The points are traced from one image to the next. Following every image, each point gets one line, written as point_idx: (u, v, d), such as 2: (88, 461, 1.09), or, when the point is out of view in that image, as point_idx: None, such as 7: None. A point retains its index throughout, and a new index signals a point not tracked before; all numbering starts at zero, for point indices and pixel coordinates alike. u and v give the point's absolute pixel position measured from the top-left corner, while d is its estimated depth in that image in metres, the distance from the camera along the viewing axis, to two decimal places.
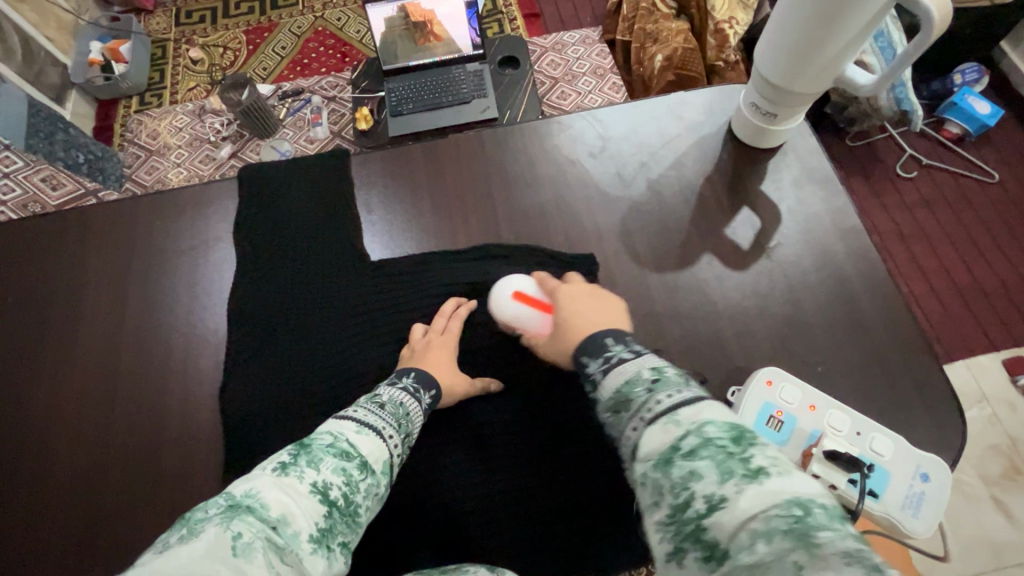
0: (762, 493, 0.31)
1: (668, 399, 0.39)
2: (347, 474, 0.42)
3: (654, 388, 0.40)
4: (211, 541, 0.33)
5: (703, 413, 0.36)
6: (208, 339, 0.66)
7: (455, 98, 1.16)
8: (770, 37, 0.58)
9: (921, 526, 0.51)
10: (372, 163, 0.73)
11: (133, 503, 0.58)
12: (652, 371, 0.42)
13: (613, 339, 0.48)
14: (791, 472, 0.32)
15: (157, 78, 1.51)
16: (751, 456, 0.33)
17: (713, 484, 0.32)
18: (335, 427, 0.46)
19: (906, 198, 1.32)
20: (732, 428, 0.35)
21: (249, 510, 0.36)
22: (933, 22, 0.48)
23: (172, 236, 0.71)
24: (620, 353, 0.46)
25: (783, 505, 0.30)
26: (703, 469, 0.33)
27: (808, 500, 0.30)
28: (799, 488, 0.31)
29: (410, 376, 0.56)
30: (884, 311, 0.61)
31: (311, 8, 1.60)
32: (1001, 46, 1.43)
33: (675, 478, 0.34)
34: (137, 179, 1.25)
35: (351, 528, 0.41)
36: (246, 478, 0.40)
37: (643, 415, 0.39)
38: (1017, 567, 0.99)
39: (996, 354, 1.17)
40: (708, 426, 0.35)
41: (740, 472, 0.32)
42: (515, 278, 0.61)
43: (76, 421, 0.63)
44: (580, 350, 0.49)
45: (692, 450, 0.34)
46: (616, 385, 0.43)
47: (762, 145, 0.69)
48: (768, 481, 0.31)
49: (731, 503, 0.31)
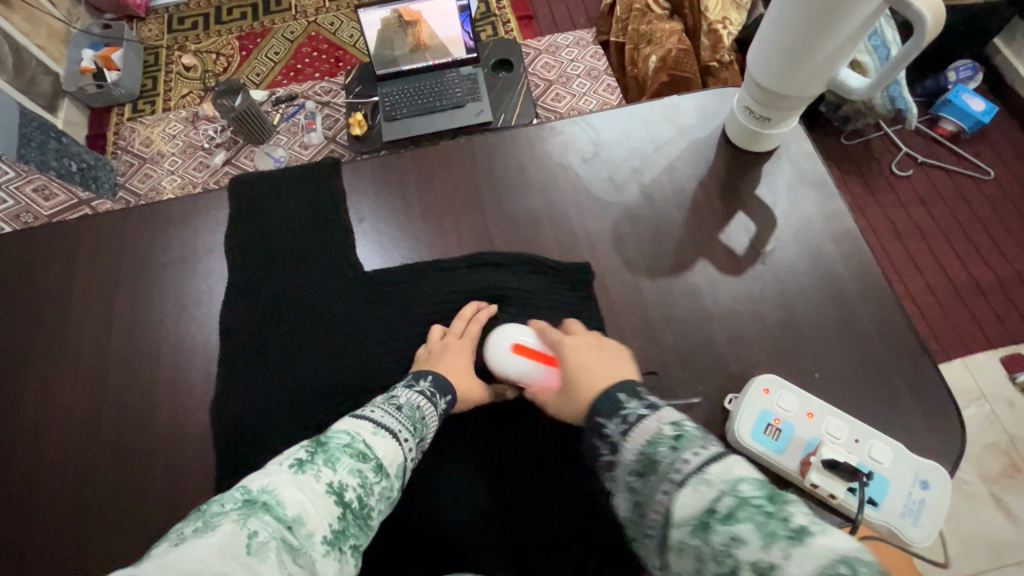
0: (812, 556, 0.30)
1: (695, 457, 0.38)
2: (363, 476, 0.42)
3: (678, 447, 0.40)
4: (227, 536, 0.33)
5: (733, 471, 0.36)
6: (199, 352, 0.65)
7: (449, 102, 1.15)
8: (763, 40, 0.58)
9: (921, 534, 0.51)
10: (363, 170, 0.73)
11: (123, 518, 0.58)
12: (671, 427, 0.42)
13: (624, 394, 0.48)
14: (832, 528, 0.32)
15: (149, 85, 1.50)
16: (792, 516, 0.32)
17: (759, 549, 0.31)
18: (351, 427, 0.46)
19: (902, 197, 1.32)
20: (767, 487, 0.35)
21: (265, 508, 0.36)
22: (925, 23, 0.47)
23: (162, 247, 0.70)
24: (636, 411, 0.45)
25: (834, 567, 0.29)
26: (744, 534, 0.32)
27: (854, 557, 0.30)
28: (841, 545, 0.30)
29: (427, 379, 0.54)
30: (879, 314, 0.60)
31: (304, 13, 1.60)
32: (994, 43, 1.43)
33: (716, 545, 0.33)
34: (131, 188, 1.25)
35: (362, 530, 0.41)
36: (262, 473, 0.40)
37: (671, 478, 0.38)
38: (1017, 566, 0.99)
39: (994, 352, 1.17)
40: (741, 484, 0.35)
41: (783, 534, 0.31)
42: (515, 329, 0.58)
43: (67, 437, 0.62)
44: (594, 410, 0.48)
45: (728, 514, 0.33)
46: (637, 445, 0.42)
47: (754, 149, 0.69)
48: (813, 541, 0.31)
49: (781, 570, 0.30)
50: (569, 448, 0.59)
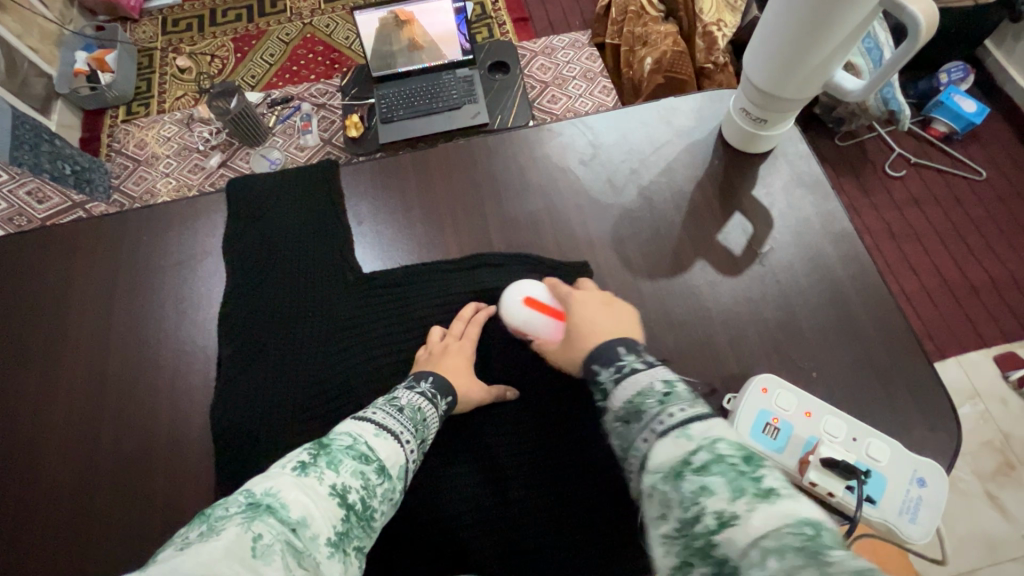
0: (775, 513, 0.30)
1: (679, 412, 0.39)
2: (365, 478, 0.42)
3: (666, 401, 0.40)
4: (232, 540, 0.33)
5: (715, 429, 0.37)
6: (198, 355, 0.65)
7: (446, 103, 1.15)
8: (759, 42, 0.58)
9: (918, 532, 0.51)
10: (362, 172, 0.73)
11: (123, 523, 0.57)
12: (663, 384, 0.43)
13: (623, 347, 0.49)
14: (803, 495, 0.32)
15: (144, 87, 1.49)
16: (764, 476, 0.33)
17: (724, 501, 0.32)
18: (353, 429, 0.46)
19: (896, 197, 1.33)
20: (746, 449, 0.35)
21: (269, 511, 0.36)
22: (918, 28, 0.48)
23: (160, 250, 0.70)
24: (632, 363, 0.47)
25: (795, 527, 0.29)
26: (715, 486, 0.33)
27: (818, 523, 0.30)
28: (808, 510, 0.31)
29: (427, 381, 0.55)
30: (876, 314, 0.61)
31: (299, 15, 1.60)
32: (985, 45, 1.44)
33: (684, 492, 0.34)
34: (125, 190, 1.24)
35: (365, 532, 0.41)
36: (265, 476, 0.39)
37: (654, 428, 0.39)
38: (1012, 562, 1.00)
39: (987, 351, 1.18)
40: (719, 442, 0.36)
41: (752, 491, 0.32)
42: (528, 284, 0.60)
43: (65, 440, 0.62)
44: (591, 357, 0.50)
45: (703, 466, 0.34)
46: (627, 395, 0.43)
47: (751, 150, 0.69)
48: (780, 502, 0.31)
49: (743, 521, 0.31)
50: (570, 448, 0.59)
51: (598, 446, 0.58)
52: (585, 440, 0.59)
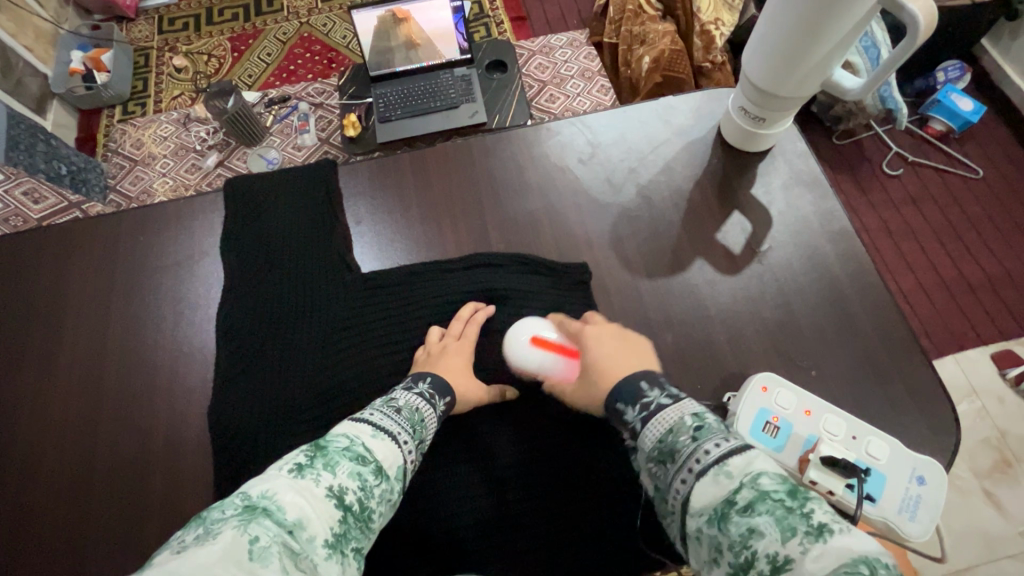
0: (829, 553, 0.30)
1: (716, 448, 0.39)
2: (362, 479, 0.42)
3: (700, 437, 0.41)
4: (228, 543, 0.33)
5: (755, 464, 0.37)
6: (196, 355, 0.65)
7: (444, 103, 1.15)
8: (757, 41, 0.58)
9: (918, 529, 0.51)
10: (360, 172, 0.73)
11: (121, 524, 0.57)
12: (694, 418, 0.43)
13: (647, 382, 0.48)
14: (855, 528, 0.32)
15: (140, 87, 1.49)
16: (812, 512, 0.32)
17: (776, 542, 0.32)
18: (350, 430, 0.45)
19: (893, 195, 1.34)
20: (789, 481, 0.35)
21: (265, 513, 0.36)
22: (917, 26, 0.48)
23: (156, 250, 0.70)
24: (658, 399, 0.46)
25: (851, 566, 0.29)
26: (763, 526, 0.33)
27: (875, 559, 0.29)
28: (863, 546, 0.30)
29: (425, 381, 0.55)
30: (874, 312, 0.61)
31: (296, 14, 1.59)
32: (982, 44, 1.45)
33: (733, 536, 0.34)
34: (121, 191, 1.24)
35: (363, 533, 0.41)
36: (262, 478, 0.39)
37: (692, 467, 0.39)
38: (1010, 559, 1.00)
39: (985, 349, 1.18)
40: (761, 478, 0.36)
41: (803, 530, 0.31)
42: (534, 322, 0.60)
43: (62, 441, 0.61)
44: (614, 396, 0.49)
45: (748, 505, 0.34)
46: (657, 434, 0.44)
47: (749, 149, 0.69)
48: (833, 539, 0.31)
49: (797, 564, 0.30)
50: (570, 448, 0.59)
51: (597, 446, 0.58)
52: (585, 440, 0.59)
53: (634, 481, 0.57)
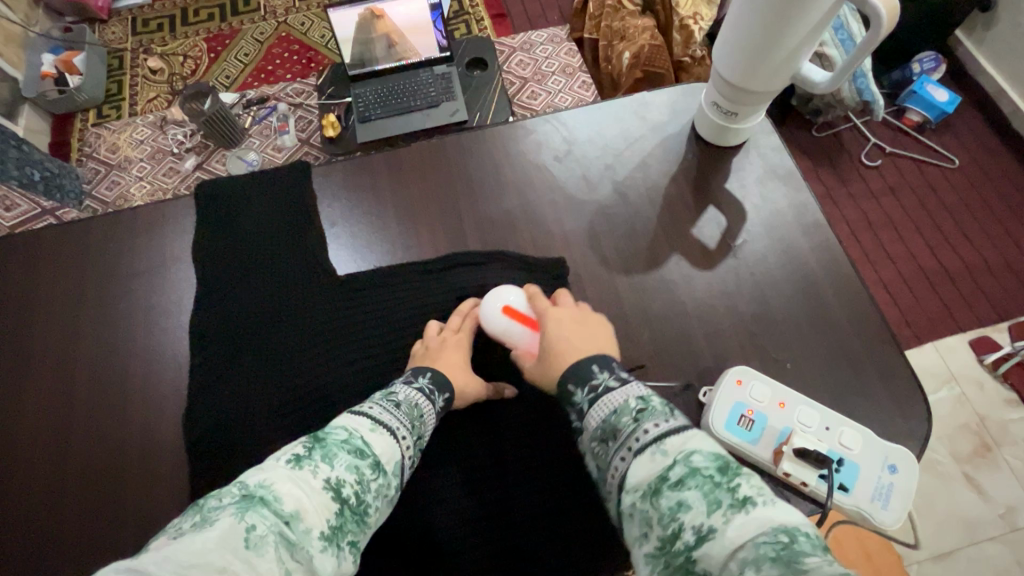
0: (749, 524, 0.32)
1: (655, 428, 0.40)
2: (360, 473, 0.42)
3: (640, 417, 0.41)
4: (226, 530, 0.33)
5: (689, 442, 0.38)
6: (169, 363, 0.64)
7: (424, 101, 1.14)
8: (726, 36, 0.59)
9: (890, 517, 0.52)
10: (334, 174, 0.72)
11: (94, 536, 0.56)
12: (638, 400, 0.43)
13: (598, 364, 0.48)
14: (776, 500, 0.33)
15: (114, 90, 1.46)
16: (738, 486, 0.34)
17: (701, 515, 0.33)
18: (349, 423, 0.45)
19: (872, 185, 1.35)
20: (719, 457, 0.36)
21: (263, 502, 0.36)
22: (880, 19, 0.49)
23: (128, 257, 0.69)
24: (606, 381, 0.46)
25: (770, 535, 0.31)
26: (691, 500, 0.34)
27: (792, 527, 0.31)
28: (783, 517, 0.32)
29: (425, 376, 0.54)
30: (848, 303, 0.62)
31: (273, 14, 1.57)
32: (956, 35, 1.46)
33: (663, 509, 0.35)
34: (97, 196, 1.22)
35: (359, 527, 0.41)
36: (260, 468, 0.40)
37: (631, 446, 0.40)
38: (989, 541, 1.03)
39: (963, 336, 1.20)
40: (694, 455, 0.37)
41: (727, 503, 0.33)
42: (507, 291, 0.58)
43: (35, 453, 0.60)
44: (565, 379, 0.49)
45: (679, 481, 0.35)
46: (603, 416, 0.44)
47: (723, 143, 0.70)
48: (755, 511, 0.33)
49: (720, 534, 0.32)
50: (550, 446, 0.59)
51: (576, 443, 0.59)
52: (565, 438, 0.59)
53: None
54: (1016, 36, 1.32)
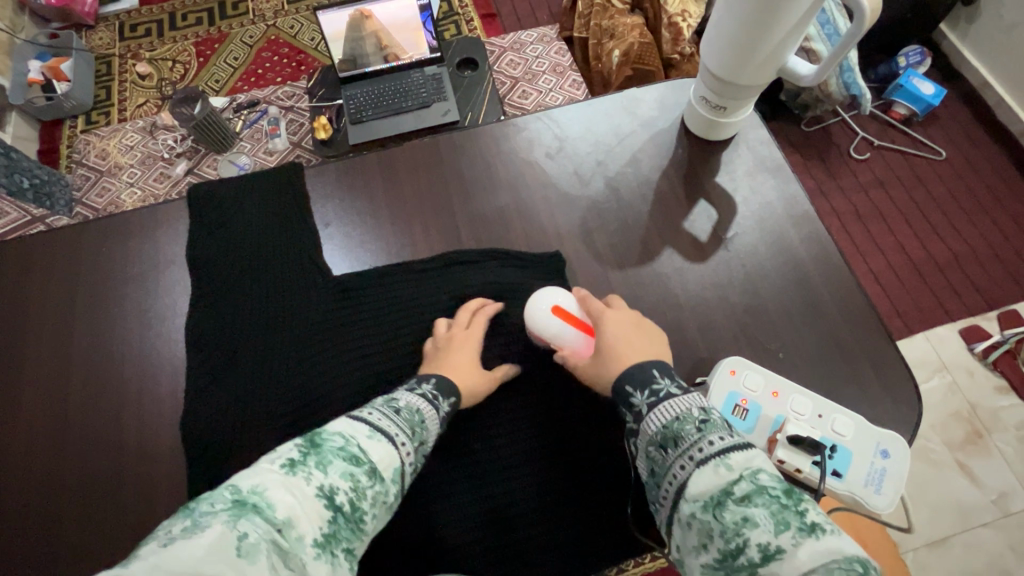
0: (820, 548, 0.32)
1: (719, 441, 0.40)
2: (355, 480, 0.41)
3: (705, 428, 0.42)
4: (216, 539, 0.33)
5: (755, 461, 0.38)
6: (165, 367, 0.64)
7: (416, 102, 1.14)
8: (714, 31, 0.59)
9: (884, 502, 0.53)
10: (326, 175, 0.72)
11: (91, 540, 0.56)
12: (701, 410, 0.44)
13: (659, 370, 0.48)
14: (844, 531, 0.34)
15: (103, 96, 1.46)
16: (807, 510, 0.34)
17: (769, 533, 0.33)
18: (346, 429, 0.45)
19: (861, 178, 1.37)
20: (786, 481, 0.37)
21: (254, 510, 0.36)
22: (863, 14, 0.50)
23: (120, 261, 0.68)
24: (668, 388, 0.46)
25: (842, 562, 0.31)
26: (758, 518, 0.34)
27: (863, 560, 0.31)
28: (852, 548, 0.32)
29: (430, 382, 0.54)
30: (839, 293, 0.62)
31: (262, 17, 1.57)
32: (941, 28, 1.48)
33: (727, 523, 0.35)
34: (88, 204, 1.21)
35: (354, 534, 0.40)
36: (254, 472, 0.39)
37: (692, 455, 0.40)
38: (983, 527, 1.04)
39: (953, 325, 1.21)
40: (760, 475, 0.37)
41: (797, 525, 0.33)
42: (557, 292, 0.57)
43: (31, 458, 0.60)
44: (622, 379, 0.49)
45: (746, 497, 0.36)
46: (662, 420, 0.44)
47: (713, 137, 0.70)
48: (824, 537, 0.33)
49: (787, 555, 0.32)
50: (547, 441, 0.59)
51: (572, 437, 0.59)
52: (562, 430, 0.59)
53: (609, 468, 0.58)
54: (1000, 28, 1.34)
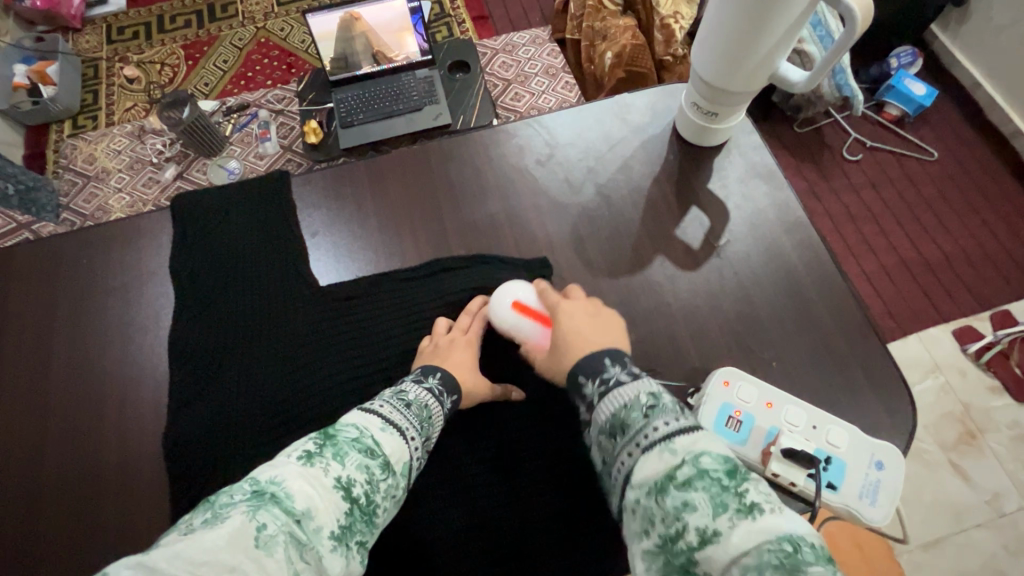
0: (755, 530, 0.31)
1: (665, 426, 0.39)
2: (370, 472, 0.41)
3: (651, 413, 0.40)
4: (237, 528, 0.33)
5: (698, 442, 0.37)
6: (150, 380, 0.62)
7: (407, 105, 1.13)
8: (705, 37, 0.58)
9: (878, 514, 0.53)
10: (314, 182, 0.71)
11: (70, 560, 0.55)
12: (649, 395, 0.42)
13: (610, 358, 0.47)
14: (782, 508, 0.33)
15: (90, 100, 1.44)
16: (746, 491, 0.33)
17: (706, 517, 0.33)
18: (360, 421, 0.45)
19: (854, 179, 1.37)
20: (728, 461, 0.36)
21: (274, 500, 0.36)
22: (855, 20, 0.49)
23: (104, 272, 0.67)
24: (618, 375, 0.45)
25: (776, 544, 0.31)
26: (697, 503, 0.34)
27: (797, 537, 0.31)
28: (789, 526, 0.32)
29: (435, 376, 0.54)
30: (832, 300, 0.62)
31: (252, 19, 1.55)
32: (932, 29, 1.48)
33: (668, 508, 0.35)
34: (75, 209, 1.19)
35: (368, 527, 0.40)
36: (271, 465, 0.39)
37: (638, 442, 0.39)
38: (977, 528, 1.04)
39: (946, 326, 1.21)
40: (703, 457, 0.36)
41: (733, 507, 0.33)
42: (516, 286, 0.58)
43: (11, 475, 0.59)
44: (576, 369, 0.48)
45: (686, 481, 0.35)
46: (612, 408, 0.43)
47: (705, 143, 0.70)
48: (760, 517, 0.32)
49: (724, 538, 0.32)
50: (538, 455, 0.58)
51: (564, 450, 0.58)
52: (554, 442, 0.58)
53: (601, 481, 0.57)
54: (991, 29, 1.34)
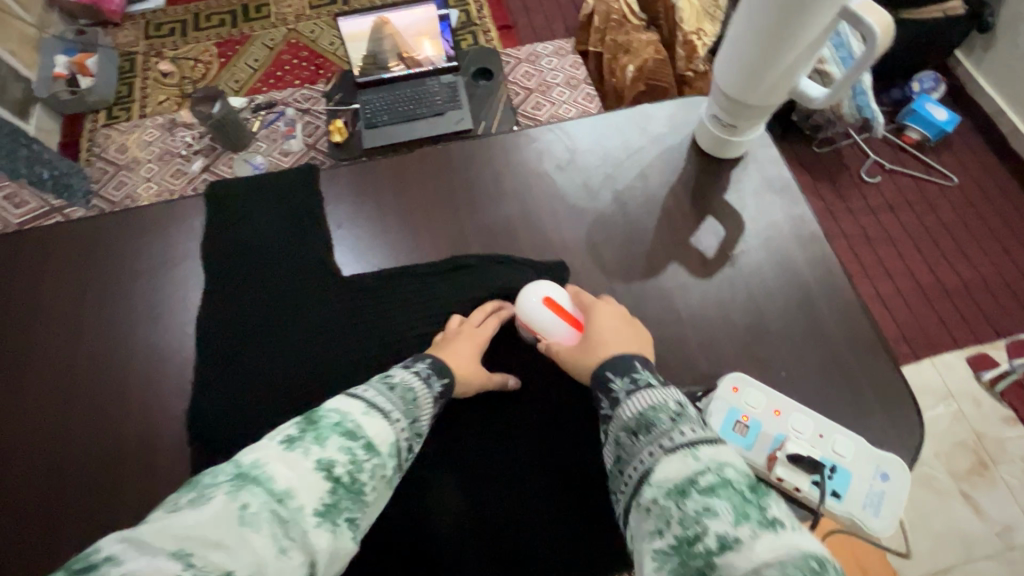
0: (777, 543, 0.33)
1: (690, 433, 0.42)
2: (352, 453, 0.43)
3: (678, 420, 0.44)
4: (217, 510, 0.35)
5: (721, 455, 0.40)
6: (173, 360, 0.65)
7: (430, 109, 1.16)
8: (729, 50, 0.59)
9: (882, 525, 0.53)
10: (339, 178, 0.73)
11: (89, 529, 0.57)
12: (677, 405, 0.46)
13: (639, 362, 0.51)
14: (805, 531, 0.35)
15: (125, 91, 1.49)
16: (769, 507, 0.35)
17: (728, 524, 0.34)
18: (343, 405, 0.46)
19: (871, 201, 1.37)
20: (751, 478, 0.38)
21: (254, 481, 0.38)
22: (874, 38, 0.50)
23: (134, 255, 0.70)
24: (648, 378, 0.50)
25: (798, 558, 0.32)
26: (720, 509, 0.35)
27: (821, 558, 0.32)
28: (811, 546, 0.33)
29: (424, 363, 0.56)
30: (843, 315, 0.63)
31: (284, 21, 1.60)
32: (956, 55, 1.48)
33: (688, 510, 0.36)
34: (105, 196, 1.23)
35: (357, 503, 0.41)
36: (253, 448, 0.41)
37: (662, 443, 0.42)
38: (985, 559, 1.03)
39: (960, 352, 1.21)
40: (727, 468, 0.38)
41: (757, 519, 0.34)
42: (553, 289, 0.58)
43: (38, 444, 0.61)
44: (605, 366, 0.52)
45: (710, 487, 0.37)
46: (638, 407, 0.47)
47: (724, 155, 0.71)
48: (783, 533, 0.34)
49: (745, 545, 0.33)
50: (546, 452, 0.59)
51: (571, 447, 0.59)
52: (562, 440, 0.60)
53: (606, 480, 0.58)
54: (1015, 58, 1.34)
